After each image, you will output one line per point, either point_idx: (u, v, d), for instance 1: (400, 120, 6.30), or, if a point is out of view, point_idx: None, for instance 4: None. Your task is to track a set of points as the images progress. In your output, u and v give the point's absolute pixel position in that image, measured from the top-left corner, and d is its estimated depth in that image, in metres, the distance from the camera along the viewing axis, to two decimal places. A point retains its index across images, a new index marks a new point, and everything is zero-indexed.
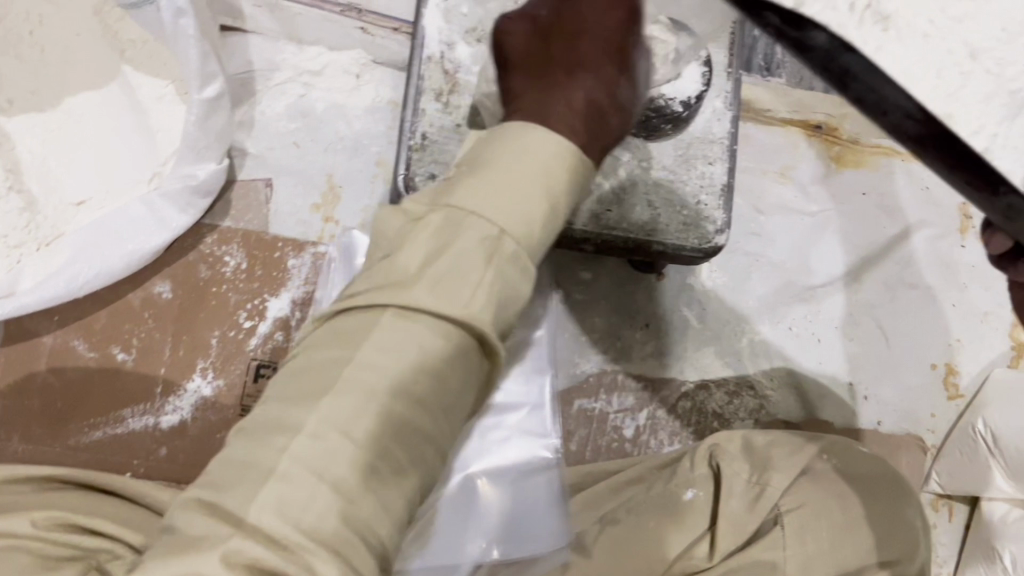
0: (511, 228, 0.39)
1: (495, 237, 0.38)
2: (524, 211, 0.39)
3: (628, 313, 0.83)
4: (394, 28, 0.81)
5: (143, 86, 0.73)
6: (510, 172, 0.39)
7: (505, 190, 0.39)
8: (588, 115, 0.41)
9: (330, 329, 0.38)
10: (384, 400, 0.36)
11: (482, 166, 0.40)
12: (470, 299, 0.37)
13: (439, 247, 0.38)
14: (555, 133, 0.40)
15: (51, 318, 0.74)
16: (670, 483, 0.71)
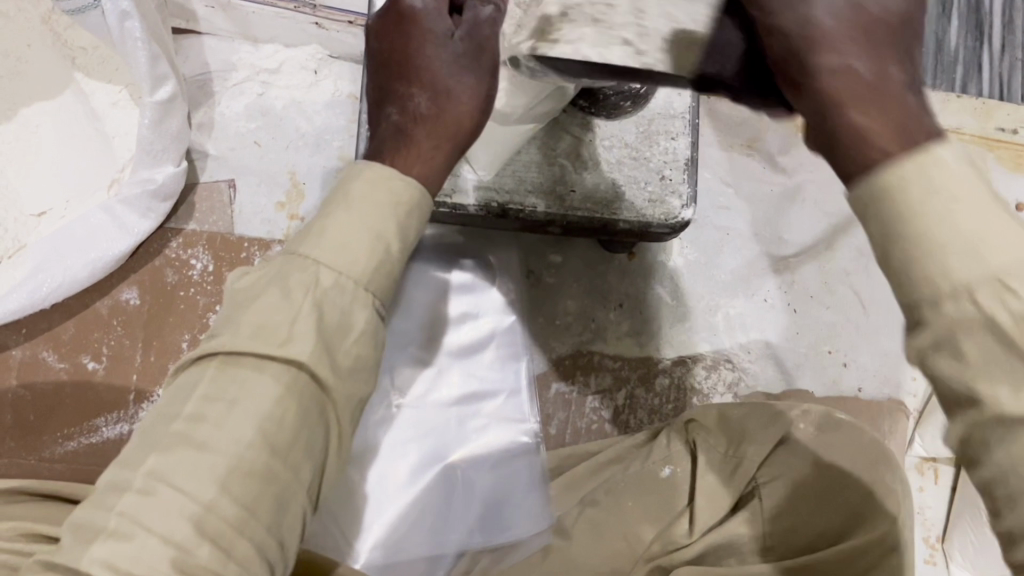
0: (339, 265, 0.40)
1: (327, 274, 0.40)
2: (359, 251, 0.41)
3: (602, 294, 0.83)
4: (348, 21, 0.81)
5: (96, 93, 0.73)
6: (338, 213, 0.41)
7: (332, 229, 0.41)
8: (435, 114, 0.46)
9: (188, 374, 0.39)
10: (243, 432, 0.36)
11: (321, 212, 0.43)
12: (295, 339, 0.38)
13: (260, 299, 0.40)
14: (408, 142, 0.45)
15: (19, 331, 0.73)
16: (646, 462, 0.71)
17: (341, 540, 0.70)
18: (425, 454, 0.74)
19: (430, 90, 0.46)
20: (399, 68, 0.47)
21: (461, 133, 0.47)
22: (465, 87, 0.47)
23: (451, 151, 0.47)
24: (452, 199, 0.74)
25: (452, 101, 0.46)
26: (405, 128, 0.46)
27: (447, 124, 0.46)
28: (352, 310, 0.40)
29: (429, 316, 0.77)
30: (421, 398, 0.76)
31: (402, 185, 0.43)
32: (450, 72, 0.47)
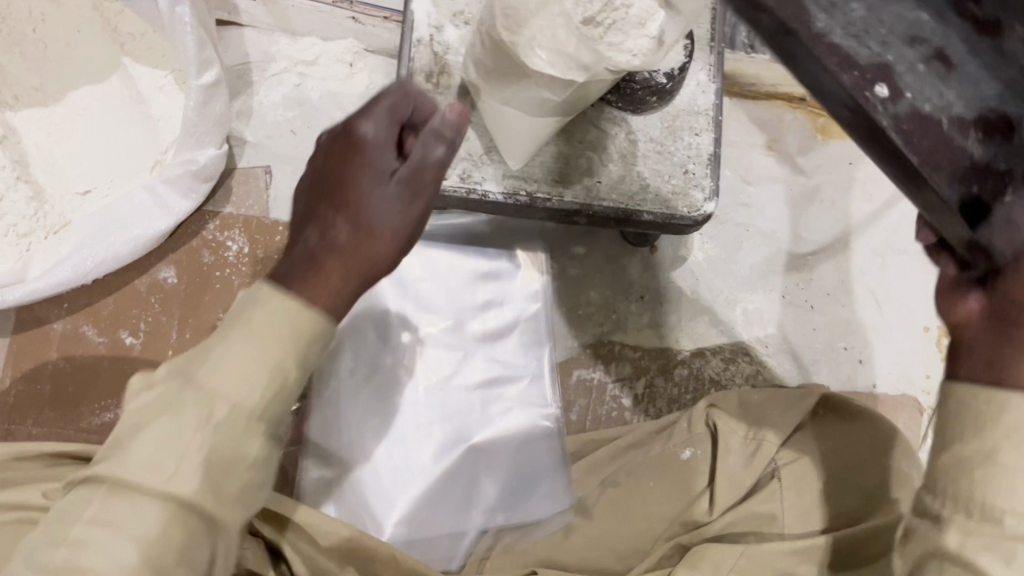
0: (235, 399, 0.40)
1: (224, 408, 0.39)
2: (258, 380, 0.40)
3: (623, 286, 0.86)
4: (384, 17, 0.84)
5: (143, 77, 0.76)
6: (243, 333, 0.40)
7: (231, 359, 0.40)
8: (356, 245, 0.44)
9: (83, 487, 0.38)
10: (127, 558, 0.37)
11: (221, 331, 0.41)
12: (184, 472, 0.38)
13: (154, 422, 0.39)
14: (319, 269, 0.43)
15: (61, 306, 0.76)
16: (668, 444, 0.73)
17: (366, 515, 0.72)
18: (449, 432, 0.75)
19: (354, 220, 0.44)
20: (328, 190, 0.45)
21: (375, 273, 0.45)
22: (391, 223, 0.45)
23: (360, 288, 0.44)
24: (482, 185, 0.76)
25: (374, 237, 0.44)
26: (314, 254, 0.43)
27: (363, 259, 0.44)
28: (246, 439, 0.40)
29: (455, 302, 0.80)
30: (447, 380, 0.77)
31: (306, 321, 0.41)
32: (378, 208, 0.44)
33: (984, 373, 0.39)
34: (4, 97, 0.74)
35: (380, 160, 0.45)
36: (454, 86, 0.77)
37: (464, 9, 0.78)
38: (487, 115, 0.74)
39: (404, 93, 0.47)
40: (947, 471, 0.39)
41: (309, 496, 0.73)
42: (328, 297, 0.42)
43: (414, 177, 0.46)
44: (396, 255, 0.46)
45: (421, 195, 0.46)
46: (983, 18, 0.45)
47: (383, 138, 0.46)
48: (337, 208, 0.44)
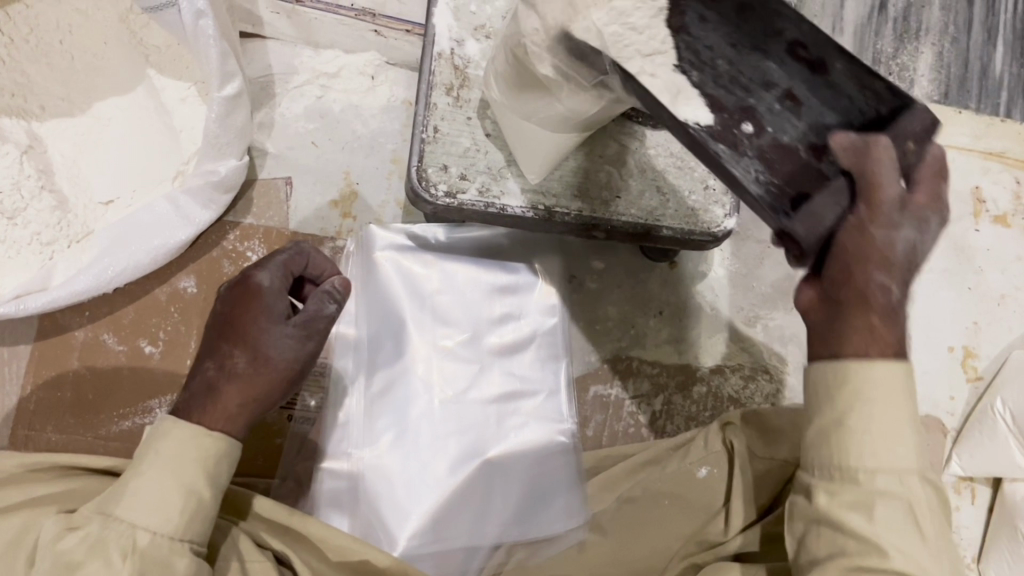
0: (153, 526, 0.50)
1: (146, 536, 0.50)
2: (174, 509, 0.51)
3: (642, 301, 0.85)
4: (406, 30, 0.87)
5: (167, 88, 0.77)
6: (155, 468, 0.52)
7: (149, 494, 0.51)
8: (254, 370, 0.58)
9: None
10: None
11: (131, 472, 0.52)
12: None
13: (87, 564, 0.48)
14: (217, 393, 0.56)
15: (82, 314, 0.76)
16: (682, 463, 0.71)
17: (379, 528, 0.71)
18: (464, 447, 0.74)
19: (251, 354, 0.58)
20: (230, 331, 0.59)
21: (268, 393, 0.58)
22: (284, 357, 0.59)
23: (252, 408, 0.57)
24: (500, 200, 0.75)
25: (270, 366, 0.58)
26: (215, 382, 0.57)
27: (257, 385, 0.57)
28: (172, 559, 0.50)
29: (472, 315, 0.79)
30: (463, 393, 0.76)
31: (209, 443, 0.54)
32: (273, 343, 0.59)
33: (823, 349, 0.49)
34: (29, 107, 0.75)
35: (272, 304, 0.60)
36: (475, 100, 0.77)
37: (488, 22, 0.78)
38: (508, 130, 0.74)
39: (300, 252, 0.65)
40: (817, 442, 0.50)
41: (323, 507, 0.73)
42: (224, 419, 0.56)
43: (305, 323, 0.61)
44: (287, 381, 0.59)
45: (306, 333, 0.61)
46: (811, 58, 0.52)
47: (276, 290, 0.61)
48: (235, 343, 0.58)
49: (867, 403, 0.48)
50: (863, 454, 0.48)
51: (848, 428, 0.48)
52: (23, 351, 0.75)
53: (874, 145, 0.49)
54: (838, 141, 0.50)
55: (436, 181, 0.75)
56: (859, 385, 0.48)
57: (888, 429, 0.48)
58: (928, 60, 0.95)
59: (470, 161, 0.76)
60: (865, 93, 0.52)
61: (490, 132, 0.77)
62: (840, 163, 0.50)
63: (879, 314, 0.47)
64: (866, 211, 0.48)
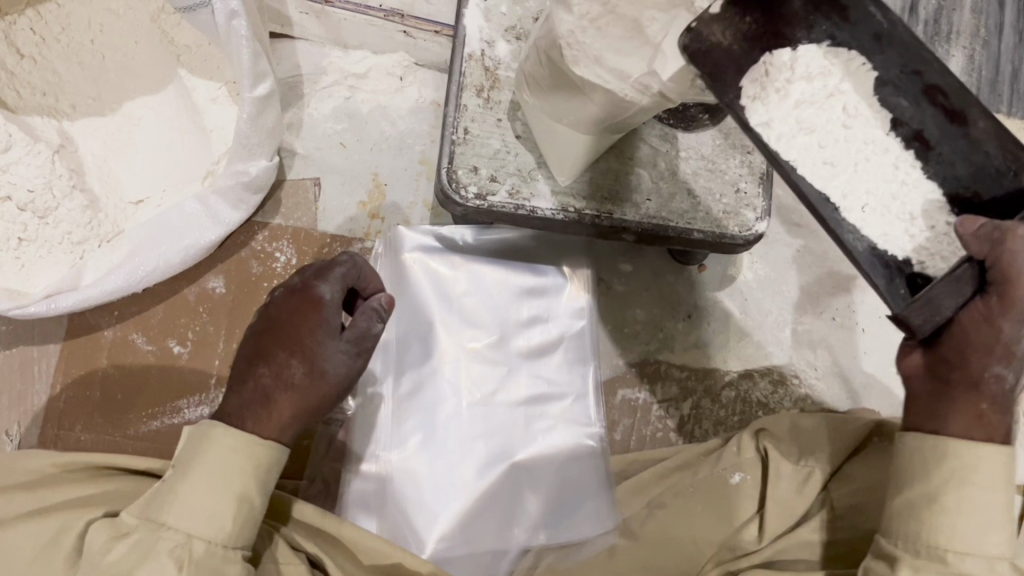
0: (208, 535, 0.50)
1: (199, 545, 0.50)
2: (225, 517, 0.51)
3: (670, 304, 0.84)
4: (435, 31, 0.86)
5: (197, 88, 0.77)
6: (204, 477, 0.52)
7: (200, 504, 0.51)
8: (308, 381, 0.59)
9: None
10: None
11: (179, 477, 0.52)
12: None
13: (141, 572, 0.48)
14: (272, 402, 0.57)
15: (112, 313, 0.76)
16: (717, 467, 0.71)
17: (407, 530, 0.71)
18: (492, 450, 0.74)
19: (307, 366, 0.59)
20: (283, 339, 0.60)
21: (318, 405, 0.59)
22: (337, 371, 0.60)
23: (301, 419, 0.58)
24: (531, 202, 0.75)
25: (323, 380, 0.59)
26: (270, 391, 0.57)
27: (309, 397, 0.59)
28: (224, 566, 0.51)
29: (500, 317, 0.79)
30: (491, 396, 0.76)
31: (260, 450, 0.54)
32: (328, 356, 0.60)
33: (926, 424, 0.50)
34: (61, 106, 0.75)
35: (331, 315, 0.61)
36: (505, 102, 0.76)
37: (519, 23, 0.78)
38: (542, 133, 0.73)
39: (354, 263, 0.65)
40: (900, 514, 0.49)
41: (353, 509, 0.73)
42: (275, 429, 0.57)
43: (357, 339, 0.62)
44: (336, 393, 0.61)
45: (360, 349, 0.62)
46: (950, 106, 0.50)
47: (336, 302, 0.62)
48: (290, 352, 0.59)
49: (967, 482, 0.47)
50: (950, 534, 0.47)
51: (940, 505, 0.47)
52: (53, 349, 0.76)
53: (1005, 229, 0.43)
54: (965, 226, 0.45)
55: (466, 183, 0.74)
56: (965, 462, 0.47)
57: (989, 513, 0.47)
58: (960, 63, 0.93)
59: (501, 162, 0.75)
60: (1007, 155, 0.48)
61: (520, 133, 0.76)
62: (969, 250, 0.45)
63: (987, 400, 0.48)
64: (998, 305, 0.45)
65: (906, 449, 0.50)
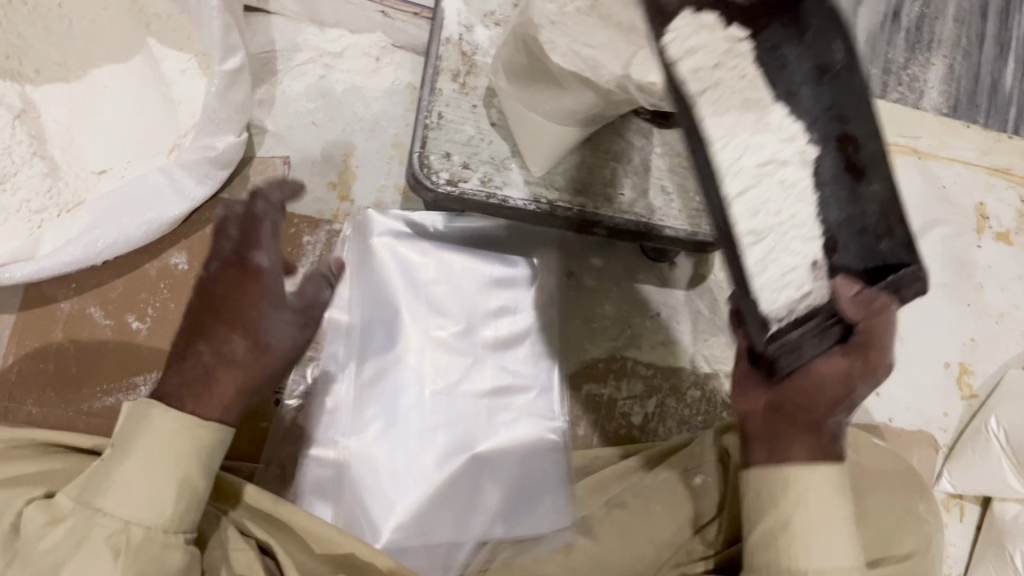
0: (146, 521, 0.50)
1: (138, 531, 0.49)
2: (165, 502, 0.50)
3: (640, 301, 0.84)
4: (414, 13, 0.84)
5: (166, 61, 0.74)
6: (143, 460, 0.51)
7: (137, 489, 0.50)
8: (248, 358, 0.55)
9: None
10: None
11: (118, 459, 0.51)
12: None
13: (76, 558, 0.48)
14: (210, 383, 0.54)
15: (70, 285, 0.74)
16: (678, 470, 0.70)
17: (362, 518, 0.70)
18: (453, 439, 0.73)
19: (250, 340, 0.55)
20: (223, 313, 0.55)
21: (259, 381, 0.55)
22: (282, 345, 0.56)
23: (243, 397, 0.55)
24: (502, 191, 0.74)
25: (267, 354, 0.56)
26: (211, 367, 0.54)
27: (254, 371, 0.55)
28: (165, 552, 0.50)
29: (468, 307, 0.78)
30: (454, 385, 0.75)
31: (205, 432, 0.53)
32: (274, 329, 0.56)
33: (765, 454, 0.52)
34: (24, 70, 0.73)
35: (274, 281, 0.57)
36: (481, 88, 0.75)
37: (498, 9, 0.77)
38: (517, 122, 0.72)
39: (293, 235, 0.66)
40: (757, 550, 0.51)
41: (307, 495, 0.73)
42: (218, 409, 0.54)
43: (303, 310, 0.59)
44: (279, 370, 0.57)
45: (307, 319, 0.59)
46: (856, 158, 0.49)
47: (277, 269, 0.57)
48: (229, 325, 0.55)
49: (807, 505, 0.50)
50: (806, 556, 0.49)
51: (789, 531, 0.50)
52: (7, 321, 0.74)
53: (882, 304, 0.47)
54: (841, 290, 0.47)
55: (438, 168, 0.73)
56: (794, 489, 0.50)
57: (832, 530, 0.50)
58: (939, 72, 0.94)
59: (473, 150, 0.74)
60: (882, 221, 0.49)
61: (496, 122, 0.75)
62: (846, 316, 0.47)
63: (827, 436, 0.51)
64: (862, 367, 0.49)
65: (751, 481, 0.52)
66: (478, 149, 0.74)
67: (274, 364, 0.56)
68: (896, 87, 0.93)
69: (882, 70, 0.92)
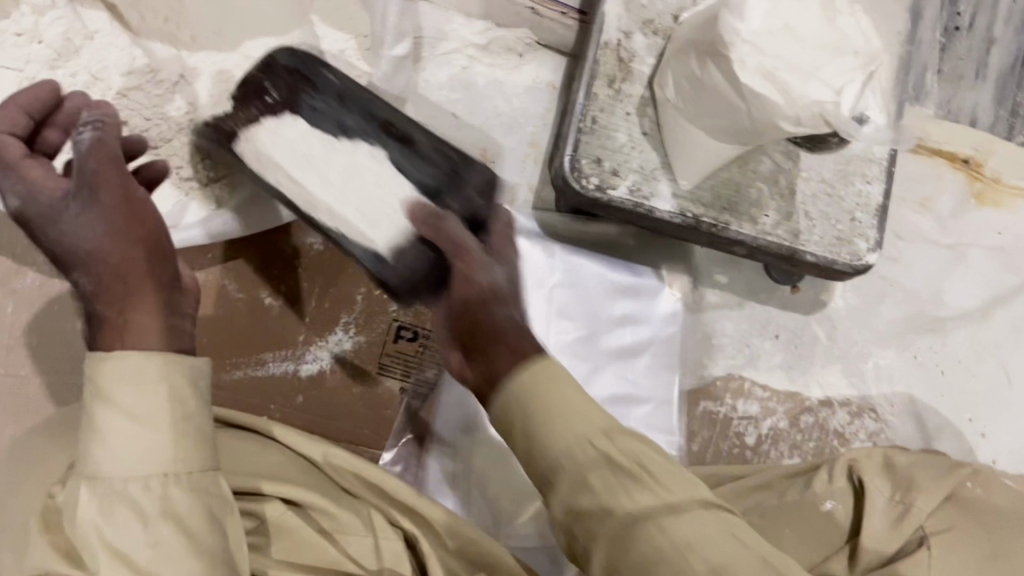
0: (119, 476, 0.42)
1: (106, 488, 0.42)
2: (134, 449, 0.42)
3: (759, 322, 0.84)
4: (560, 12, 0.81)
5: (327, 37, 0.75)
6: (107, 410, 0.43)
7: (109, 444, 0.42)
8: (100, 284, 0.46)
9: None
10: None
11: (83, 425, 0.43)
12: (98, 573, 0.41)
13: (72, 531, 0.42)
14: (116, 327, 0.45)
15: (203, 255, 0.73)
16: (809, 491, 0.70)
17: (485, 516, 0.71)
18: None
19: (89, 265, 0.47)
20: (65, 262, 0.48)
21: (143, 283, 0.47)
22: (93, 238, 0.47)
23: (155, 312, 0.46)
24: (650, 201, 0.74)
25: (100, 256, 0.47)
26: (108, 319, 0.45)
27: (123, 281, 0.47)
28: (149, 503, 0.42)
29: (594, 313, 0.78)
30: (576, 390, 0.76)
31: (147, 363, 0.44)
32: (77, 232, 0.47)
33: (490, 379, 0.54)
34: (181, 33, 0.72)
35: (40, 199, 0.48)
36: (636, 95, 0.75)
37: (658, 18, 0.76)
38: (674, 135, 0.72)
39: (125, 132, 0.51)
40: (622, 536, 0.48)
41: (429, 486, 0.72)
42: (145, 345, 0.45)
43: (84, 180, 0.48)
44: (132, 257, 0.47)
45: (99, 188, 0.48)
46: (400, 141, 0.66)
47: (52, 204, 0.48)
48: (78, 274, 0.47)
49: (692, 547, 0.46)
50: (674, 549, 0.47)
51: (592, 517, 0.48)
52: None
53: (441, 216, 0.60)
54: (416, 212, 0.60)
55: (588, 173, 0.73)
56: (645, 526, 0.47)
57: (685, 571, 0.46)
58: None
59: (624, 157, 0.74)
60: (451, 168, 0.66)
61: (647, 131, 0.74)
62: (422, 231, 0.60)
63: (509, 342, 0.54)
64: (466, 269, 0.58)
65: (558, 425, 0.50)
66: (628, 157, 0.74)
67: (127, 272, 0.47)
68: (1023, 132, 0.91)
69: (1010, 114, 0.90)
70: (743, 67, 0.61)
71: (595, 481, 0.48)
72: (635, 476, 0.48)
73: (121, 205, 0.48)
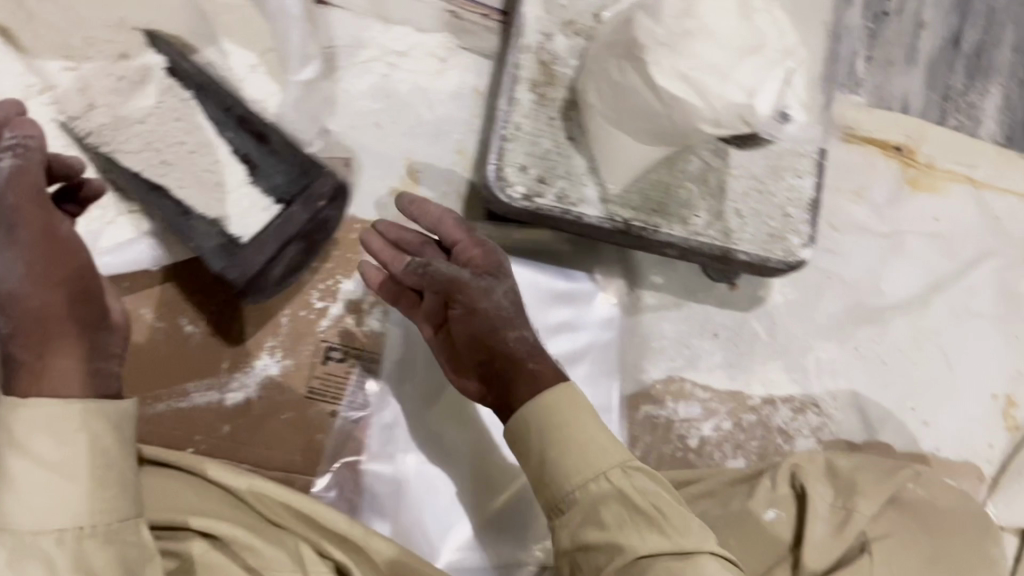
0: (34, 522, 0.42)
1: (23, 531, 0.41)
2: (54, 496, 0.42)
3: (699, 322, 0.82)
4: (482, 14, 0.80)
5: (234, 53, 0.72)
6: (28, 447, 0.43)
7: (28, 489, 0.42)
8: (26, 326, 0.46)
9: None
10: None
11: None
12: None
13: None
14: (43, 373, 0.46)
15: (117, 284, 0.69)
16: (751, 502, 0.68)
17: (423, 537, 0.71)
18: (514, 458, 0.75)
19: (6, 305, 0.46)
20: None
21: (72, 324, 0.48)
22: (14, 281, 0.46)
23: (84, 359, 0.48)
24: (578, 207, 0.72)
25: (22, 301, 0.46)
26: (28, 363, 0.46)
27: (53, 325, 0.47)
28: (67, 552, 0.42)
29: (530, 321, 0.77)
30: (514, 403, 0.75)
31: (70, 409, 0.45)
32: None
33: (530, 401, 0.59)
34: (77, 49, 0.67)
35: None
36: (559, 99, 0.73)
37: (579, 18, 0.74)
38: (600, 141, 0.70)
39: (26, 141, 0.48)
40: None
41: (364, 510, 0.71)
42: (73, 386, 0.46)
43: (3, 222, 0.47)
44: (64, 300, 0.48)
45: (18, 220, 0.47)
46: (253, 131, 0.70)
47: None
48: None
49: None
50: None
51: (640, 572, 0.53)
52: None
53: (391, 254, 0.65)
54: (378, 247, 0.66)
55: (514, 182, 0.71)
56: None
57: None
58: (995, 101, 0.93)
59: (550, 164, 0.72)
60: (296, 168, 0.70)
61: (571, 137, 0.73)
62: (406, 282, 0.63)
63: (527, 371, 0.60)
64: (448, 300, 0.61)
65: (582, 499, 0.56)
66: (554, 164, 0.72)
67: (55, 317, 0.47)
68: (958, 111, 0.92)
69: (944, 94, 0.91)
70: (660, 72, 0.60)
71: (606, 515, 0.54)
72: (649, 520, 0.53)
73: (42, 242, 0.47)
